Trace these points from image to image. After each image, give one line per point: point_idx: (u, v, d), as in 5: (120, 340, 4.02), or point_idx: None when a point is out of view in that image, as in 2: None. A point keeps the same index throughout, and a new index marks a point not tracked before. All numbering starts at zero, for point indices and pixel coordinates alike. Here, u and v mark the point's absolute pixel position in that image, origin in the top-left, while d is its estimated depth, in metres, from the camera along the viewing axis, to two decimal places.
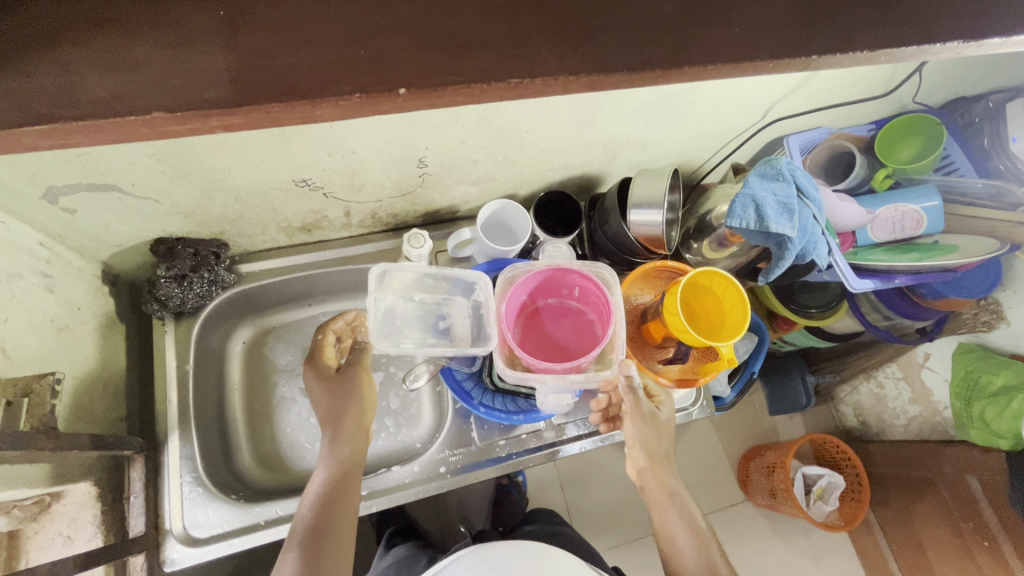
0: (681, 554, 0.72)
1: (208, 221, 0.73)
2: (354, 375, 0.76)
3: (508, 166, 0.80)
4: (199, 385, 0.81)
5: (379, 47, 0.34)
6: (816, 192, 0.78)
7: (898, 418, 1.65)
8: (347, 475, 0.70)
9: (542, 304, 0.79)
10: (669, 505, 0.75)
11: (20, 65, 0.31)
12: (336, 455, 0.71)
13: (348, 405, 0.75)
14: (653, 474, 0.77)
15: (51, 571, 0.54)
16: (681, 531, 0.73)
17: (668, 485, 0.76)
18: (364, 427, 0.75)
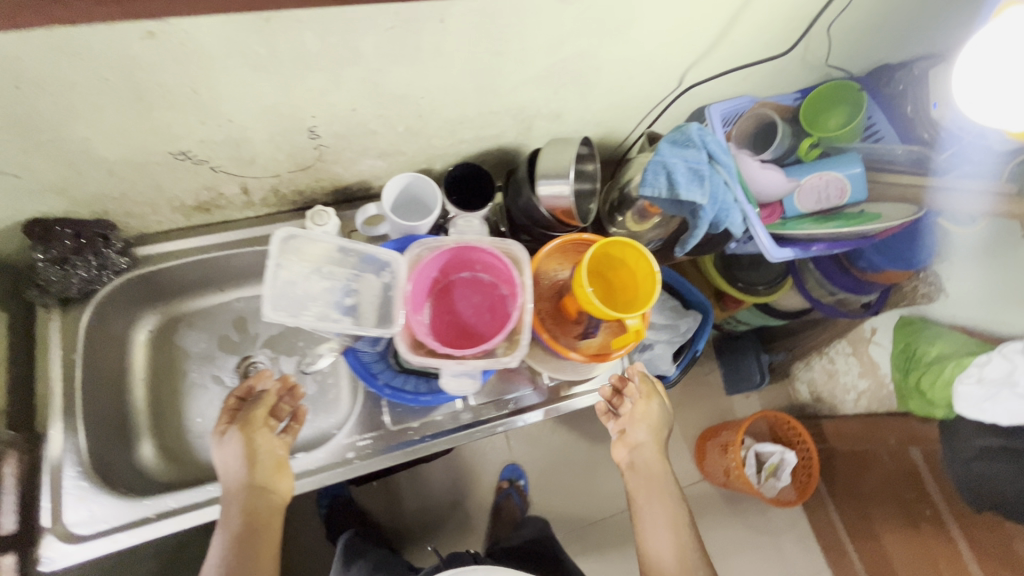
0: (661, 547, 0.73)
1: (87, 200, 0.69)
2: (229, 441, 0.69)
3: (413, 137, 0.76)
4: (94, 377, 0.77)
5: None
6: (729, 158, 0.76)
7: (848, 393, 1.67)
8: (240, 539, 0.64)
9: (454, 279, 0.77)
10: (659, 495, 0.75)
11: None
12: (227, 517, 0.66)
13: (233, 470, 0.68)
14: (648, 461, 0.77)
15: None
16: (660, 514, 0.75)
17: (660, 475, 0.77)
18: (258, 488, 0.67)
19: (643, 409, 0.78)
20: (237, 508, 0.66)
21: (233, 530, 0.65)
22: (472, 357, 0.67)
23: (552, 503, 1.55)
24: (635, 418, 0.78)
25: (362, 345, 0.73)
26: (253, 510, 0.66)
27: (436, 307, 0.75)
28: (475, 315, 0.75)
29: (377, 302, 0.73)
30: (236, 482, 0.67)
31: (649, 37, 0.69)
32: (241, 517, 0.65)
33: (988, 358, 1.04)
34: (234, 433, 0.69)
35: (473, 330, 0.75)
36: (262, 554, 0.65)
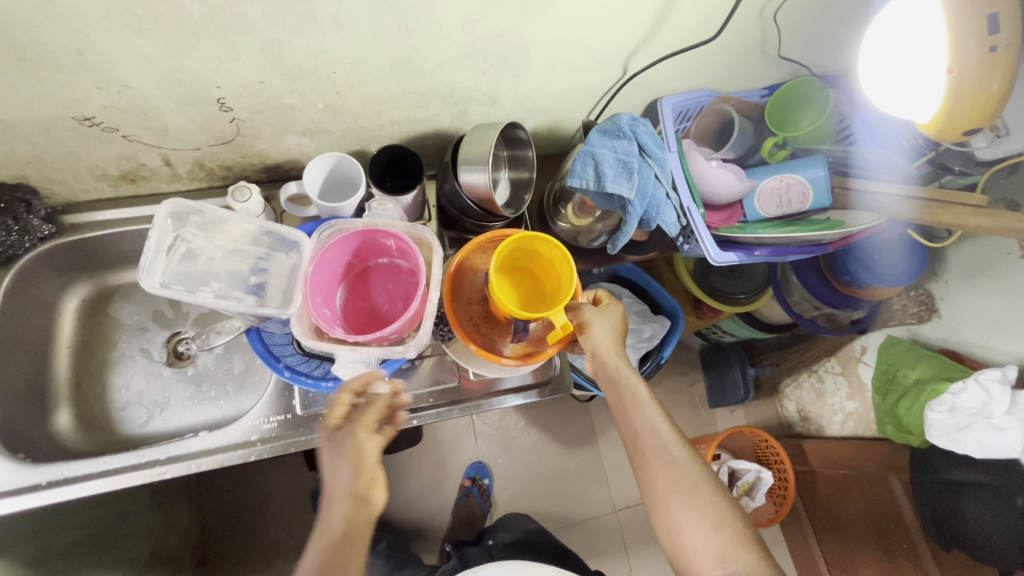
0: (644, 447, 0.66)
1: (2, 162, 0.69)
2: (341, 438, 0.60)
3: (336, 115, 0.74)
4: (12, 341, 0.77)
5: None
6: (661, 151, 0.72)
7: (835, 414, 1.57)
8: (332, 559, 0.55)
9: (371, 264, 0.74)
10: (630, 399, 0.68)
11: None
12: (326, 525, 0.58)
13: (339, 474, 0.59)
14: (612, 367, 0.69)
15: None
16: (642, 419, 0.67)
17: (627, 376, 0.68)
18: (354, 497, 0.58)
19: (596, 320, 0.70)
20: (340, 519, 0.57)
21: (331, 544, 0.56)
22: (365, 344, 0.64)
23: (515, 506, 1.51)
24: (588, 328, 0.69)
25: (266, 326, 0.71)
26: (351, 528, 0.57)
27: (349, 292, 0.73)
28: (389, 302, 0.72)
29: (283, 281, 0.70)
30: (343, 489, 0.58)
31: (576, 18, 0.66)
32: (341, 532, 0.56)
33: (964, 385, 0.95)
34: (352, 434, 0.59)
35: (384, 317, 0.71)
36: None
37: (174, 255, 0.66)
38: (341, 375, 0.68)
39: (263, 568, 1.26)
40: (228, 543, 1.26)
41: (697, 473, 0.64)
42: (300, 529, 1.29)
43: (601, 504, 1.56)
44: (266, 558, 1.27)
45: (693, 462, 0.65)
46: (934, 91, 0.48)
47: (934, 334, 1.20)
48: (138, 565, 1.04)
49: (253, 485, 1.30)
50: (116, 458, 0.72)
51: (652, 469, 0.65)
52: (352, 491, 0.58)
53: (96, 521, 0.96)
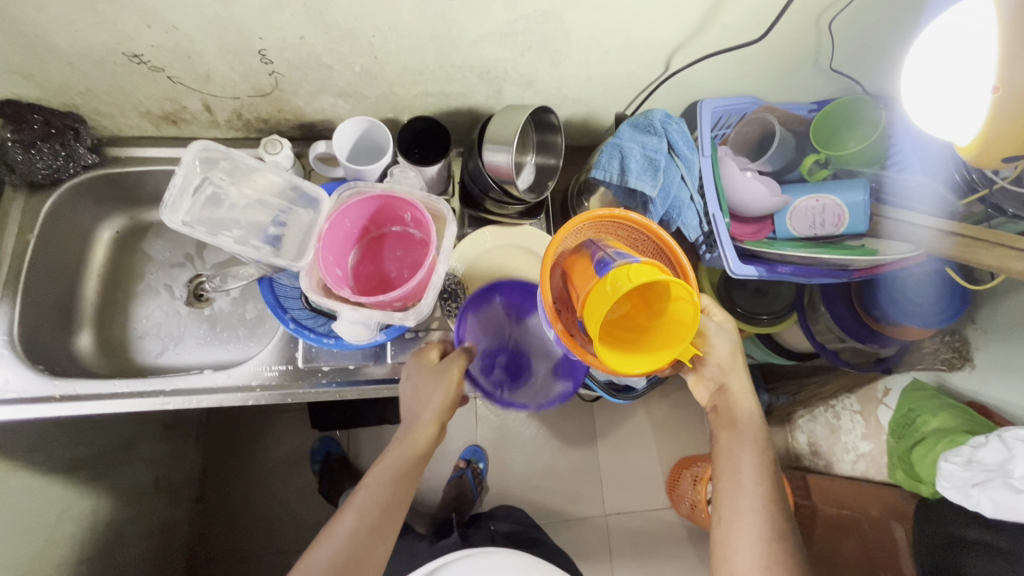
0: (740, 499, 0.65)
1: (56, 89, 0.73)
2: (448, 367, 0.73)
3: (371, 80, 0.75)
4: (48, 261, 0.82)
5: None
6: (691, 152, 0.70)
7: (847, 453, 1.51)
8: (410, 461, 0.68)
9: (385, 231, 0.75)
10: (749, 447, 0.68)
11: None
12: (410, 439, 0.70)
13: (431, 400, 0.71)
14: (737, 399, 0.71)
15: None
16: (748, 464, 0.67)
17: (746, 414, 0.70)
18: (438, 418, 0.71)
19: (720, 341, 0.70)
20: (423, 438, 0.70)
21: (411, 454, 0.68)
22: (369, 306, 0.65)
23: (503, 494, 1.52)
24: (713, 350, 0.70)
25: (278, 277, 0.73)
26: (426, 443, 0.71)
27: (359, 255, 0.74)
28: (397, 270, 0.74)
29: (299, 235, 0.72)
30: (432, 412, 0.71)
31: (619, 7, 0.64)
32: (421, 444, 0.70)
33: (985, 440, 0.90)
34: (447, 371, 0.72)
35: (390, 284, 0.73)
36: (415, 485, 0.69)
37: (202, 196, 0.69)
38: (340, 332, 0.68)
39: (255, 513, 1.31)
40: (224, 484, 1.31)
41: (788, 550, 0.62)
42: (294, 482, 1.33)
43: (591, 506, 1.55)
44: (259, 505, 1.31)
45: (789, 537, 0.62)
46: (977, 115, 0.45)
47: (963, 384, 1.14)
48: (140, 489, 1.09)
49: (255, 433, 1.34)
50: (127, 382, 0.75)
51: (747, 526, 0.63)
52: (436, 419, 0.71)
53: (103, 443, 1.01)
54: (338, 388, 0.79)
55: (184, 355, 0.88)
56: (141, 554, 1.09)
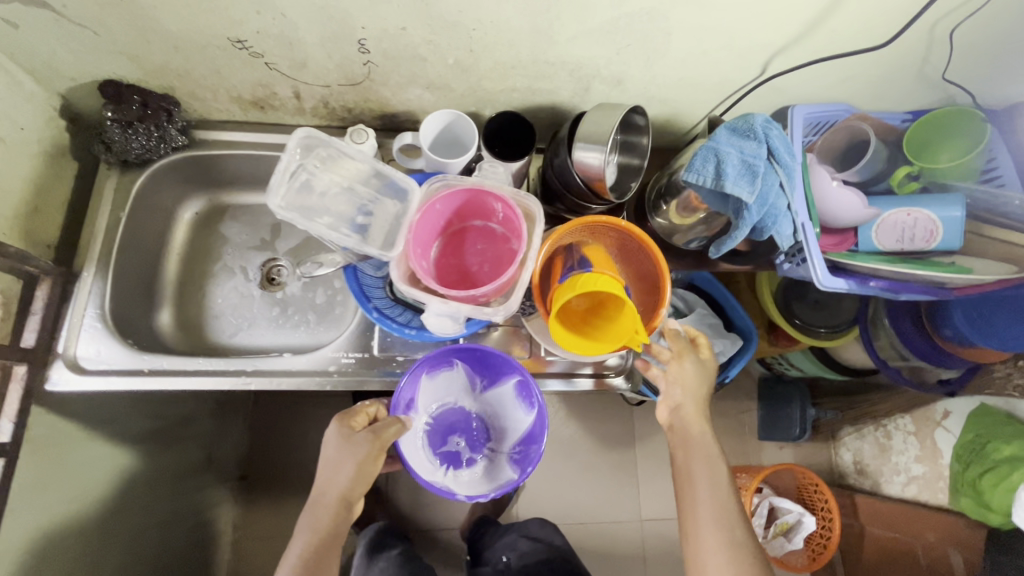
0: (699, 517, 0.66)
1: (156, 72, 0.75)
2: (365, 444, 0.68)
3: (462, 74, 0.75)
4: (136, 239, 0.84)
5: None
6: (791, 159, 0.67)
7: (897, 475, 1.47)
8: (319, 546, 0.65)
9: (468, 225, 0.75)
10: (703, 462, 0.69)
11: None
12: (316, 520, 0.67)
13: (340, 475, 0.68)
14: (692, 419, 0.72)
15: None
16: (704, 481, 0.68)
17: (701, 433, 0.71)
18: (349, 500, 0.67)
19: (686, 360, 0.74)
20: (327, 519, 0.67)
21: (319, 537, 0.66)
22: (458, 299, 0.65)
23: (541, 493, 1.51)
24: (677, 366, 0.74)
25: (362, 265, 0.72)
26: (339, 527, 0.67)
27: (441, 247, 0.74)
28: (479, 265, 0.73)
29: (385, 225, 0.72)
30: (337, 488, 0.67)
31: (728, 7, 0.63)
32: (331, 528, 0.67)
33: None
34: (362, 448, 0.68)
35: (471, 278, 0.73)
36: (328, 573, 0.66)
37: (296, 183, 0.69)
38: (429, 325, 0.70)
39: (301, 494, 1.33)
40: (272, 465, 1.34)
41: (752, 562, 0.62)
42: None
43: (628, 510, 1.54)
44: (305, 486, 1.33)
45: (752, 549, 0.63)
46: None
47: None
48: (194, 465, 1.12)
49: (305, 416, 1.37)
50: (209, 360, 0.76)
51: (705, 539, 0.65)
52: (342, 496, 0.67)
53: (167, 417, 1.04)
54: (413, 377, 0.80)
55: (257, 337, 0.89)
56: (191, 528, 1.12)
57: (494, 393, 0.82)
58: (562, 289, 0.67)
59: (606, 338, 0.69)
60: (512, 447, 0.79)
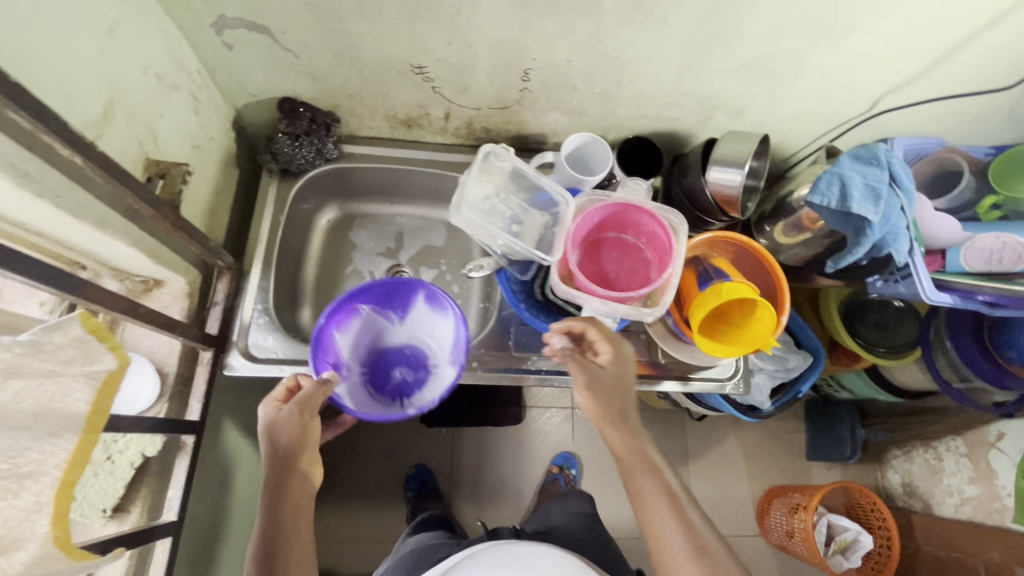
0: (668, 548, 0.64)
1: (329, 91, 0.83)
2: (296, 412, 0.65)
3: (604, 101, 0.84)
4: (287, 241, 0.91)
5: None
6: (910, 185, 0.75)
7: (950, 496, 1.51)
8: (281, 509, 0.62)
9: (605, 236, 0.81)
10: (655, 483, 0.67)
11: None
12: (268, 498, 0.63)
13: (271, 450, 0.64)
14: (630, 440, 0.70)
15: (166, 327, 0.65)
16: (661, 507, 0.65)
17: (646, 452, 0.69)
18: (298, 472, 0.65)
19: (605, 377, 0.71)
20: (266, 499, 0.63)
21: (267, 522, 0.61)
22: (615, 300, 0.72)
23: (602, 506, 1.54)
24: (605, 382, 0.71)
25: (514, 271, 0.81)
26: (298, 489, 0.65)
27: (585, 252, 0.80)
28: (616, 271, 0.80)
29: (537, 233, 0.79)
30: (274, 462, 0.64)
31: (860, 52, 0.72)
32: (273, 509, 0.62)
33: None
34: (291, 418, 0.65)
35: (611, 283, 0.79)
36: (302, 537, 0.63)
37: (466, 189, 0.75)
38: (584, 324, 0.77)
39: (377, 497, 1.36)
40: None
41: None
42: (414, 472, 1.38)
43: None
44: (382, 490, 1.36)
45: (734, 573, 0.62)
46: None
47: None
48: None
49: None
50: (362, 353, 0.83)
51: None
52: (281, 470, 0.64)
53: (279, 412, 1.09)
54: (547, 374, 0.87)
55: None
56: None
57: (411, 315, 0.86)
58: (707, 297, 0.74)
59: (741, 339, 0.76)
60: (448, 353, 0.84)
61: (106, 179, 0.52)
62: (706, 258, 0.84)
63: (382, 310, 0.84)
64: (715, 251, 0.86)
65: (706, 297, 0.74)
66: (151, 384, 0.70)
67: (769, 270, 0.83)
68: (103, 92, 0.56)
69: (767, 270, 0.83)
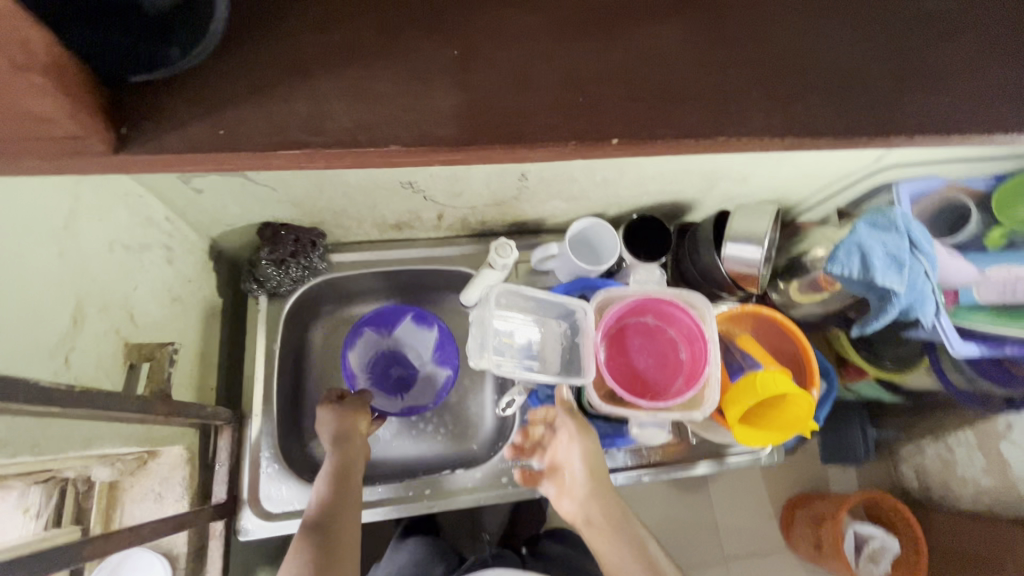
0: None
1: (312, 211, 0.76)
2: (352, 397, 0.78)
3: (605, 186, 0.79)
4: (286, 369, 0.84)
5: (586, 102, 0.41)
6: (931, 248, 0.74)
7: (964, 487, 1.27)
8: (335, 476, 0.68)
9: (627, 323, 0.75)
10: (622, 546, 0.63)
11: (291, 100, 0.40)
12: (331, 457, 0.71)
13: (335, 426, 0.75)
14: (598, 501, 0.66)
15: (161, 528, 0.58)
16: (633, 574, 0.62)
17: (614, 511, 0.66)
18: (359, 432, 0.75)
19: (568, 444, 0.70)
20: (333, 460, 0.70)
21: (335, 474, 0.68)
22: (663, 409, 0.69)
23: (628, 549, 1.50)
24: (571, 446, 0.69)
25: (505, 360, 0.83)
26: (351, 461, 0.71)
27: (609, 348, 0.74)
28: (647, 363, 0.74)
29: (555, 344, 0.78)
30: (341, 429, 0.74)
31: None
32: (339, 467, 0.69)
33: None
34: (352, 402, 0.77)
35: (644, 378, 0.74)
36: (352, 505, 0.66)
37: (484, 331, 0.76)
38: (633, 436, 0.74)
39: None
40: None
41: None
42: None
43: None
44: None
45: None
46: None
47: None
48: None
49: None
50: (388, 487, 0.82)
51: None
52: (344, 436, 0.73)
53: None
54: None
55: (403, 447, 0.90)
56: None
57: (400, 331, 0.92)
58: (744, 393, 0.70)
59: (780, 425, 0.73)
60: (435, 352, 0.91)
61: (81, 412, 0.46)
62: (730, 338, 0.81)
63: (377, 329, 0.90)
64: (735, 324, 0.82)
65: (743, 395, 0.70)
66: (162, 574, 0.67)
67: (795, 338, 0.80)
68: (69, 297, 0.50)
69: (793, 339, 0.80)
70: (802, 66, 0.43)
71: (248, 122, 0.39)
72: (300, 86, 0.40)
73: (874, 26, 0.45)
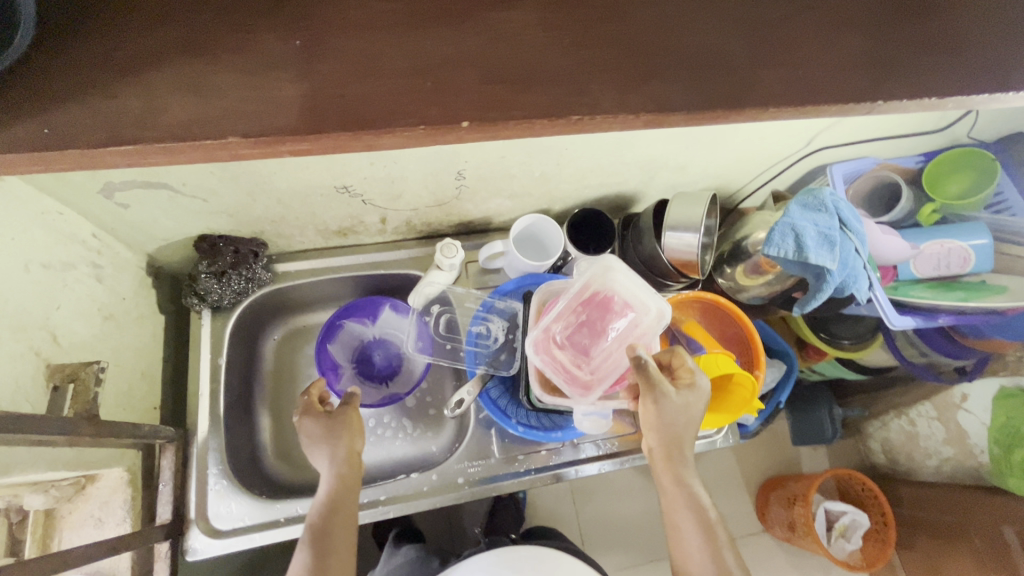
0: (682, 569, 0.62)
1: (249, 221, 0.75)
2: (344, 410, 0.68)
3: (545, 181, 0.80)
4: (234, 382, 0.83)
5: (440, 81, 0.39)
6: (859, 226, 0.76)
7: (929, 458, 1.28)
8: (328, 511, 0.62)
9: None
10: (684, 504, 0.62)
11: (107, 89, 0.37)
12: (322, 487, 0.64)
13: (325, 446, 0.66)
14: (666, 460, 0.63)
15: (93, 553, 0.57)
16: (693, 533, 0.61)
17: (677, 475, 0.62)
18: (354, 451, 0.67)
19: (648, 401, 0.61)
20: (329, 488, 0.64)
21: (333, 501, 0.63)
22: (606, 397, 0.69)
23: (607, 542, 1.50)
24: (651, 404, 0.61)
25: (440, 338, 0.88)
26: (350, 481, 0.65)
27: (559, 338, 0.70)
28: None
29: None
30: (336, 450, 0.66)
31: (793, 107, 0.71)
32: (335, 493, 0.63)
33: None
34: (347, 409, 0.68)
35: None
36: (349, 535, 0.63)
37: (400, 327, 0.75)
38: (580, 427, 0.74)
39: None
40: None
41: None
42: None
43: None
44: None
45: None
46: None
47: None
48: None
49: None
50: None
51: None
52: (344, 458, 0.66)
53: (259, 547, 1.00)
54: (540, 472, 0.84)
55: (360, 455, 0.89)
56: None
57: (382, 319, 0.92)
58: None
59: (730, 405, 0.75)
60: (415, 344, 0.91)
61: None
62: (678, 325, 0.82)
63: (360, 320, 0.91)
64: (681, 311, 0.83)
65: None
66: None
67: (740, 322, 0.82)
68: None
69: (738, 322, 0.82)
70: (712, 36, 0.42)
71: (72, 121, 0.37)
72: (147, 94, 0.38)
73: (764, 7, 0.43)
